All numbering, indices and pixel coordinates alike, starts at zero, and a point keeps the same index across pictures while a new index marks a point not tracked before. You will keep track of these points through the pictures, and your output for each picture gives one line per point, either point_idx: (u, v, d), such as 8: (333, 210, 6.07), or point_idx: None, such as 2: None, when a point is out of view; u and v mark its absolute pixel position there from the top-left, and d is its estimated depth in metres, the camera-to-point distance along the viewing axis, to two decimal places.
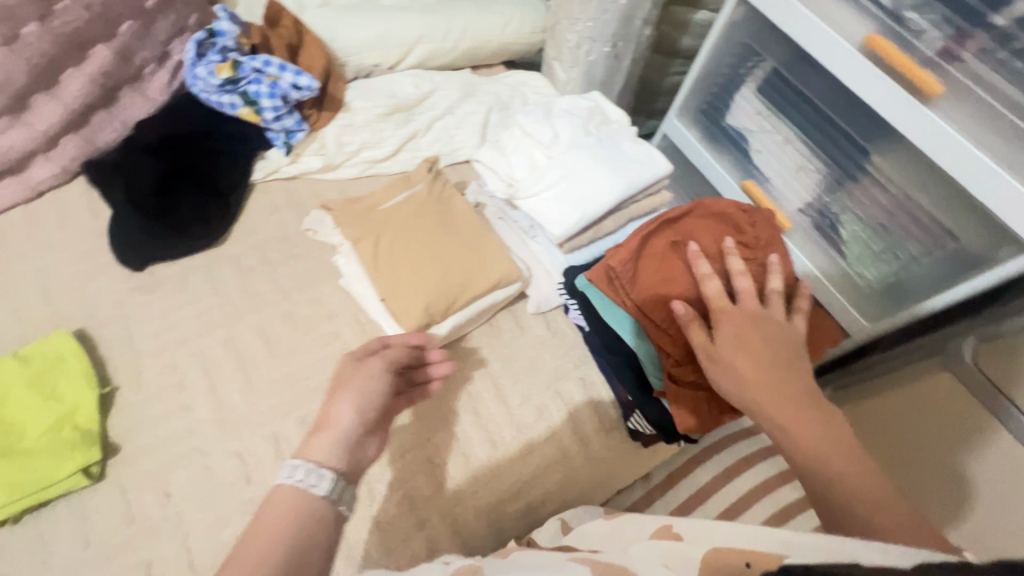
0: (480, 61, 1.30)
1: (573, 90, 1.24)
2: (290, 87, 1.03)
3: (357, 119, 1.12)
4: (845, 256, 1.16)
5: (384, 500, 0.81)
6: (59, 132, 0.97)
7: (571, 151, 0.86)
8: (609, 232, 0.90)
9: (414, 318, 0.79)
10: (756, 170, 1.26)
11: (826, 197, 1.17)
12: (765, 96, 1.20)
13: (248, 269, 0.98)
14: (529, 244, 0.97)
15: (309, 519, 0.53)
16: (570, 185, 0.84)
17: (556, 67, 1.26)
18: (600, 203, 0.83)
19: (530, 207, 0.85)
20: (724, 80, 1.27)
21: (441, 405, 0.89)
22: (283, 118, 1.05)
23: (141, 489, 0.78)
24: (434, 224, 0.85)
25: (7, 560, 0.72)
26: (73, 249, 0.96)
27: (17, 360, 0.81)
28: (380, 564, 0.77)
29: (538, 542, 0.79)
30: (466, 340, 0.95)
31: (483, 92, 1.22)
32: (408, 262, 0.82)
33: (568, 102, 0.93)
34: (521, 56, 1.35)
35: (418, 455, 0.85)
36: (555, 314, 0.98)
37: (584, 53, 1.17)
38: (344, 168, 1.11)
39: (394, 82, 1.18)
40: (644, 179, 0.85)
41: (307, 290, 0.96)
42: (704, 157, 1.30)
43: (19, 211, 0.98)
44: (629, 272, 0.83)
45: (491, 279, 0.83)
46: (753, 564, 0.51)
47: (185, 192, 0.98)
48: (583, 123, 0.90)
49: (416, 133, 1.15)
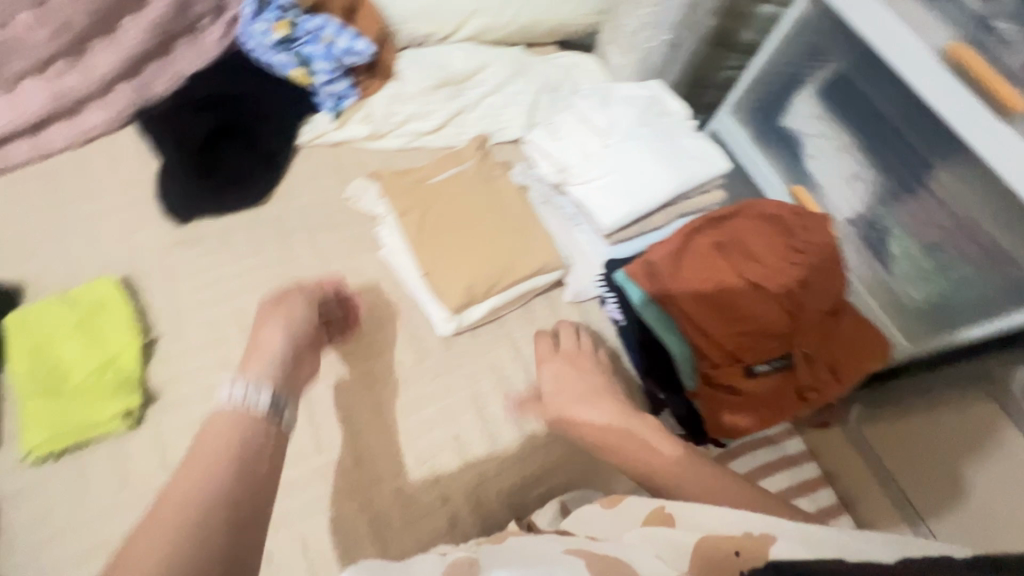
0: (534, 40, 1.26)
1: (626, 76, 1.21)
2: (345, 50, 1.04)
3: (405, 90, 1.10)
4: (891, 271, 1.11)
5: (409, 474, 0.82)
6: (114, 79, 0.97)
7: (627, 141, 0.84)
8: (658, 226, 0.86)
9: (456, 297, 0.78)
10: (806, 175, 1.22)
11: (877, 207, 1.12)
12: (826, 99, 1.16)
13: (289, 232, 0.98)
14: (572, 232, 0.96)
15: (249, 429, 0.50)
16: (623, 175, 0.82)
17: (611, 52, 1.22)
18: (652, 197, 0.81)
19: (579, 195, 0.83)
20: (784, 79, 1.22)
21: (471, 386, 0.89)
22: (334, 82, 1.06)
23: (178, 438, 0.80)
24: (481, 204, 0.83)
25: (49, 494, 0.74)
26: (121, 197, 0.97)
27: (65, 302, 0.83)
28: (402, 534, 0.78)
29: (539, 526, 0.78)
30: (500, 324, 0.94)
31: (534, 72, 1.19)
32: (453, 239, 0.81)
33: (627, 90, 0.90)
34: (575, 37, 1.31)
35: (445, 433, 0.85)
36: (591, 306, 0.96)
37: (643, 39, 1.13)
38: (390, 138, 1.10)
39: (445, 56, 1.16)
40: (700, 176, 0.83)
41: (347, 259, 0.96)
42: (754, 156, 1.26)
43: (70, 155, 0.99)
44: (670, 267, 0.77)
45: (535, 264, 0.81)
46: (742, 552, 0.51)
47: (231, 150, 0.98)
48: (641, 113, 0.87)
49: (463, 109, 1.13)
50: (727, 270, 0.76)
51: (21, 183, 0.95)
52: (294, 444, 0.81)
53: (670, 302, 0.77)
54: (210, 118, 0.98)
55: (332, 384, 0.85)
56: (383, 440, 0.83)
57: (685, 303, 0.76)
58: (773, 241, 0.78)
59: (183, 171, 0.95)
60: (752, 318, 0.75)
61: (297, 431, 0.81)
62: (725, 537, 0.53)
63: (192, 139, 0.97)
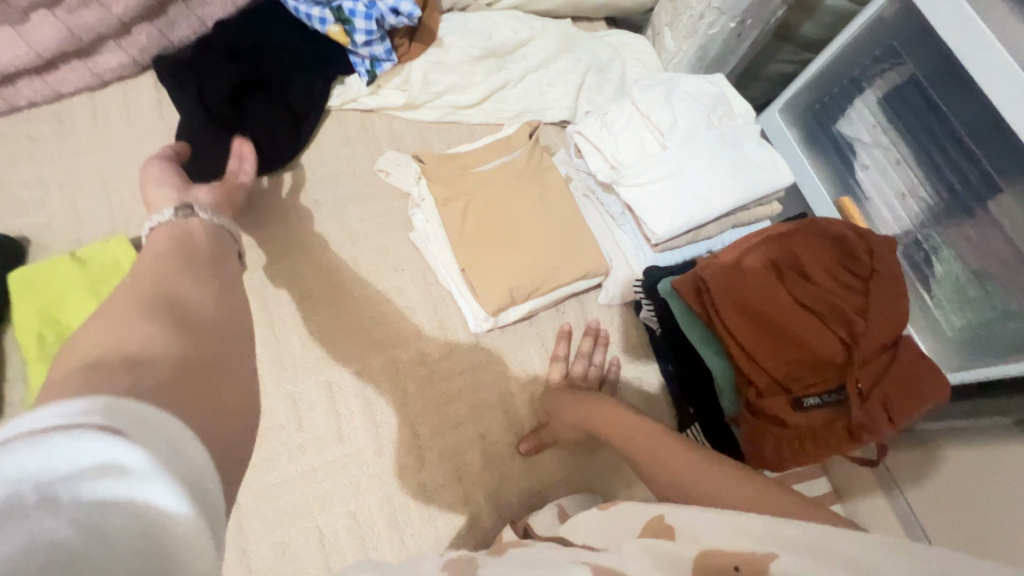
0: (583, 14, 1.17)
1: (679, 63, 1.14)
2: (387, 10, 0.91)
3: (447, 57, 1.01)
4: (932, 294, 1.07)
5: (431, 469, 0.79)
6: (133, 19, 0.87)
7: (689, 143, 0.77)
8: (708, 237, 0.81)
9: (495, 297, 0.72)
10: (855, 185, 1.16)
11: (926, 226, 1.07)
12: (889, 107, 1.10)
13: (314, 202, 0.92)
14: (614, 233, 0.89)
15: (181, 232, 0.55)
16: (683, 181, 0.75)
17: (666, 35, 1.15)
18: (712, 207, 0.75)
19: (631, 197, 0.76)
20: (847, 82, 1.15)
21: (497, 383, 0.85)
22: (373, 44, 0.95)
23: None
24: (530, 198, 0.77)
25: None
26: (137, 150, 0.90)
27: (75, 262, 0.78)
28: (422, 530, 0.76)
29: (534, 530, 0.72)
30: (531, 321, 0.89)
31: (583, 48, 1.10)
32: (497, 235, 0.75)
33: (691, 84, 0.83)
34: (626, 14, 1.22)
35: (468, 429, 0.82)
36: (627, 309, 0.92)
37: (705, 24, 1.05)
38: (425, 110, 1.03)
39: (490, 22, 1.05)
40: (762, 188, 0.77)
41: (375, 237, 0.91)
42: (802, 160, 1.20)
43: (84, 98, 0.91)
44: (724, 285, 0.70)
45: (583, 269, 0.75)
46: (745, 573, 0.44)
47: (257, 110, 0.90)
48: (706, 112, 0.80)
49: (505, 84, 1.06)
50: (781, 291, 0.70)
51: (30, 126, 0.88)
52: (314, 429, 0.78)
53: (716, 320, 0.71)
54: (239, 72, 0.90)
55: (355, 370, 0.81)
56: (406, 431, 0.80)
57: (733, 324, 0.70)
58: (831, 263, 0.72)
59: (199, 122, 0.86)
60: (803, 345, 0.69)
61: (316, 416, 0.78)
62: (726, 553, 0.46)
63: (217, 91, 0.88)
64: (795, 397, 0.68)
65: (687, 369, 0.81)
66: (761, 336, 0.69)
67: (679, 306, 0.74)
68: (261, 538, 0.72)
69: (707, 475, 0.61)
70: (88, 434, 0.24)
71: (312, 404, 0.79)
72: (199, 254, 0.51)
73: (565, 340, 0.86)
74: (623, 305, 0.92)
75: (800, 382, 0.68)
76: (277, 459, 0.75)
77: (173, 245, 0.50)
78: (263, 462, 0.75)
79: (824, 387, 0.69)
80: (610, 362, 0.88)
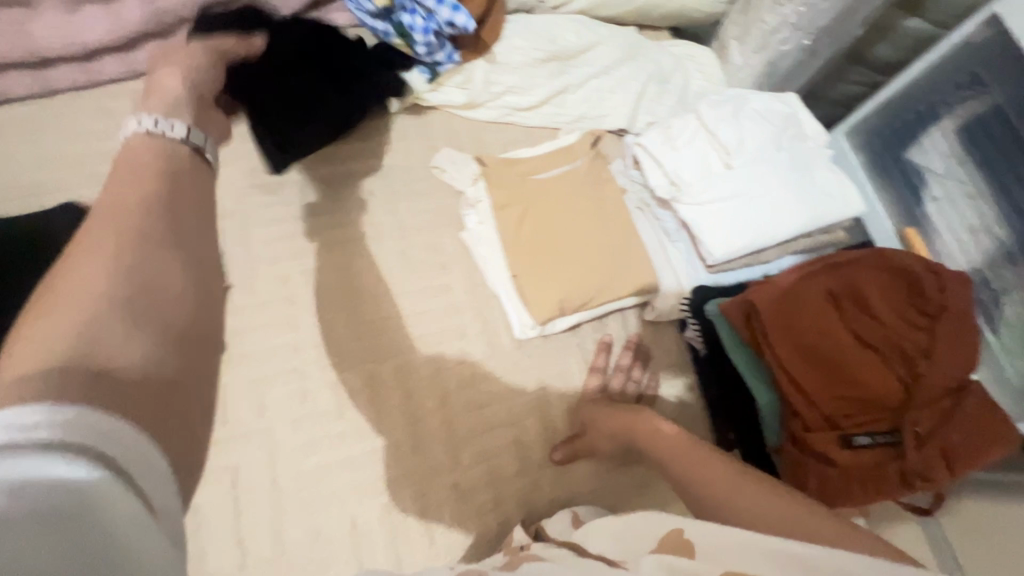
0: (648, 22, 1.16)
1: (745, 79, 1.11)
2: (446, 22, 0.93)
3: (509, 58, 1.01)
4: (998, 338, 1.01)
5: (464, 469, 0.79)
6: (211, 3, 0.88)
7: (757, 164, 0.75)
8: (767, 261, 0.78)
9: (548, 307, 0.71)
10: (921, 217, 1.10)
11: (995, 266, 1.02)
12: (967, 139, 1.04)
13: (369, 194, 0.92)
14: (667, 248, 0.87)
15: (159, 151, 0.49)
16: (745, 204, 0.73)
17: (733, 48, 1.11)
18: (774, 233, 0.73)
19: (692, 215, 0.74)
20: (923, 109, 1.10)
21: (535, 390, 0.85)
22: (433, 54, 0.96)
23: (238, 396, 0.76)
24: (587, 209, 0.76)
25: None
26: None
27: None
28: (453, 530, 0.76)
29: (548, 532, 0.71)
30: (574, 331, 0.88)
31: (646, 57, 1.09)
32: (553, 245, 0.74)
33: (762, 103, 0.80)
34: (692, 25, 1.19)
35: (504, 433, 0.82)
36: (672, 327, 0.90)
37: (778, 40, 1.02)
38: (484, 110, 1.03)
39: (555, 25, 1.05)
40: (830, 217, 0.74)
41: (426, 233, 0.91)
42: (865, 187, 1.15)
43: None
44: (777, 311, 0.68)
45: (637, 286, 0.74)
46: None
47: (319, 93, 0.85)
48: (776, 132, 0.78)
49: (565, 89, 1.05)
50: (837, 323, 0.68)
51: (109, 101, 0.92)
52: (354, 419, 0.78)
53: (765, 349, 0.69)
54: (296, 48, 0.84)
55: (397, 365, 0.82)
56: (443, 429, 0.80)
57: (783, 354, 0.67)
58: (893, 298, 0.69)
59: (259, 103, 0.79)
60: (857, 382, 0.66)
61: (358, 406, 0.79)
62: None
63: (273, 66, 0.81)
64: (846, 435, 0.66)
65: (728, 393, 0.79)
66: (812, 367, 0.67)
67: (728, 331, 0.72)
68: (295, 521, 0.73)
69: (736, 491, 0.59)
70: (53, 453, 0.26)
71: (355, 393, 0.79)
72: (186, 189, 0.46)
73: (604, 351, 0.85)
74: (668, 323, 0.90)
75: (851, 419, 0.66)
76: (317, 445, 0.76)
77: (161, 169, 0.47)
78: (304, 447, 0.76)
79: (877, 428, 0.65)
80: (651, 379, 0.87)
